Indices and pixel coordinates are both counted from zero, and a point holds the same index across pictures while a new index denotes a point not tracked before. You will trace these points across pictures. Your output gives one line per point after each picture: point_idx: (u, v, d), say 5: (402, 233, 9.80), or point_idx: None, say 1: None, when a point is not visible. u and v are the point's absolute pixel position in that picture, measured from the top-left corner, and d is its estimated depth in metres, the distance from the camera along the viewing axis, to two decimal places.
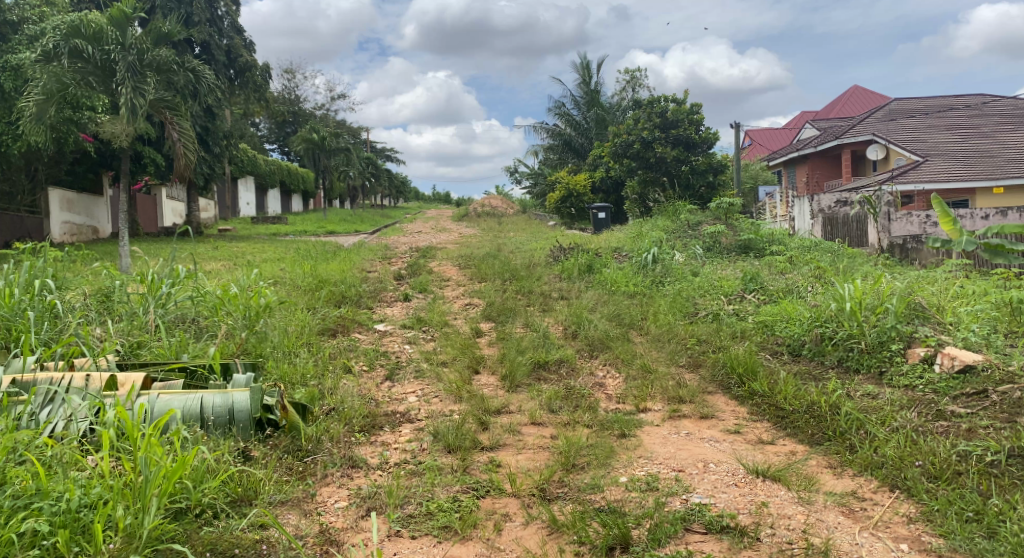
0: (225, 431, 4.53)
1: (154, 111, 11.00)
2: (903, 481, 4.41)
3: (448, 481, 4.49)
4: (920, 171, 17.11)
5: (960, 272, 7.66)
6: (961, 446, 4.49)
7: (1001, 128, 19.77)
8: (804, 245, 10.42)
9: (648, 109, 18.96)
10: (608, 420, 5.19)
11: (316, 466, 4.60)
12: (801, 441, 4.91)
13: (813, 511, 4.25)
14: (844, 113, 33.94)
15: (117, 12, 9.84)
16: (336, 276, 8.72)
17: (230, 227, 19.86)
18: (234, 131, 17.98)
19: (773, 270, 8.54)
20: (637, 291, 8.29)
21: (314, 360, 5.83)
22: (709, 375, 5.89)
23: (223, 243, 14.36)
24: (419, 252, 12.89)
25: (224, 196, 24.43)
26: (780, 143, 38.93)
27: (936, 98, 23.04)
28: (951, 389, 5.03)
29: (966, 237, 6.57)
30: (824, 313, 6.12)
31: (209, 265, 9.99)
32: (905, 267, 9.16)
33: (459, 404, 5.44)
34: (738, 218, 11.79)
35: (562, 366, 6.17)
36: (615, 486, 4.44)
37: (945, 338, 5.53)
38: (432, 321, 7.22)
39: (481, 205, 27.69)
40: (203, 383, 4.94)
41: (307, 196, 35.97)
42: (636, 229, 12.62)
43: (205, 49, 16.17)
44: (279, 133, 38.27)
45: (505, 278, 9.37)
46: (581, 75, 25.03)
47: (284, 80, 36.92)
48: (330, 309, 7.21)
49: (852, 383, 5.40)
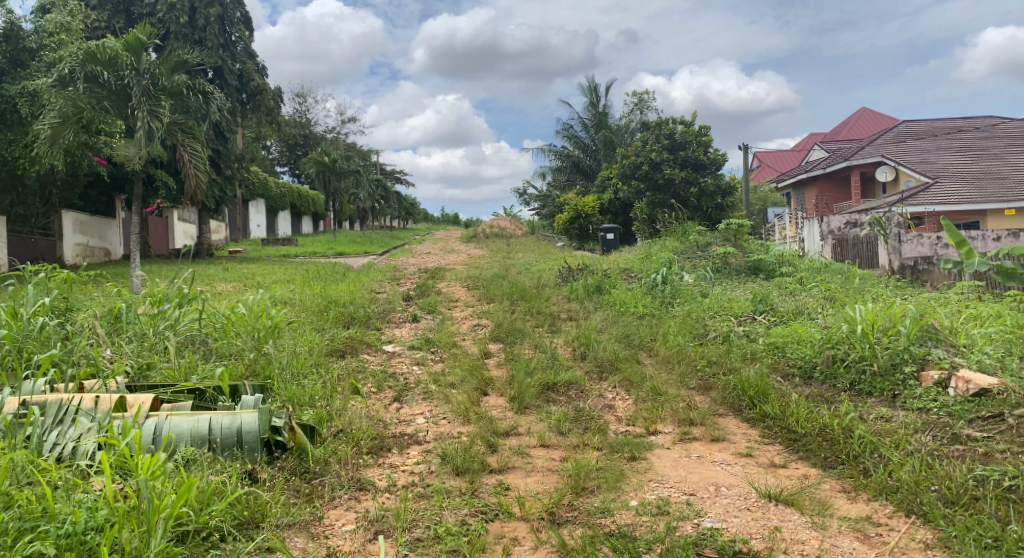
0: (233, 453, 4.50)
1: (166, 135, 11.07)
2: (919, 506, 4.33)
3: (456, 504, 4.45)
4: (930, 193, 17.03)
5: (972, 293, 7.58)
6: (978, 470, 4.43)
7: (1011, 150, 19.70)
8: (815, 266, 10.40)
9: (656, 131, 19.04)
10: (618, 442, 5.14)
11: (324, 488, 4.56)
12: (814, 465, 4.84)
13: (828, 536, 4.20)
14: (852, 135, 33.98)
15: (132, 39, 9.88)
16: (345, 297, 8.72)
17: (240, 248, 19.94)
18: (245, 154, 18.06)
19: (783, 291, 8.52)
20: (646, 312, 8.27)
21: (322, 382, 5.77)
22: (720, 397, 5.83)
23: (231, 265, 14.34)
24: (428, 272, 12.96)
25: (235, 218, 24.55)
26: (787, 165, 39.06)
27: (945, 119, 23.00)
28: (966, 413, 4.97)
29: (978, 258, 6.49)
30: (835, 335, 6.05)
31: (220, 286, 10.09)
32: (916, 289, 9.11)
33: (467, 425, 5.40)
34: (747, 239, 11.79)
35: (571, 388, 6.13)
36: (625, 510, 4.39)
37: (960, 360, 5.48)
38: (440, 341, 7.20)
39: (490, 225, 27.75)
40: (211, 405, 4.92)
41: (317, 217, 36.13)
42: (645, 250, 12.59)
43: (219, 74, 16.20)
44: (289, 156, 38.59)
45: (514, 299, 9.38)
46: (589, 97, 25.18)
47: (295, 104, 37.32)
48: (339, 330, 7.20)
49: (865, 406, 5.33)
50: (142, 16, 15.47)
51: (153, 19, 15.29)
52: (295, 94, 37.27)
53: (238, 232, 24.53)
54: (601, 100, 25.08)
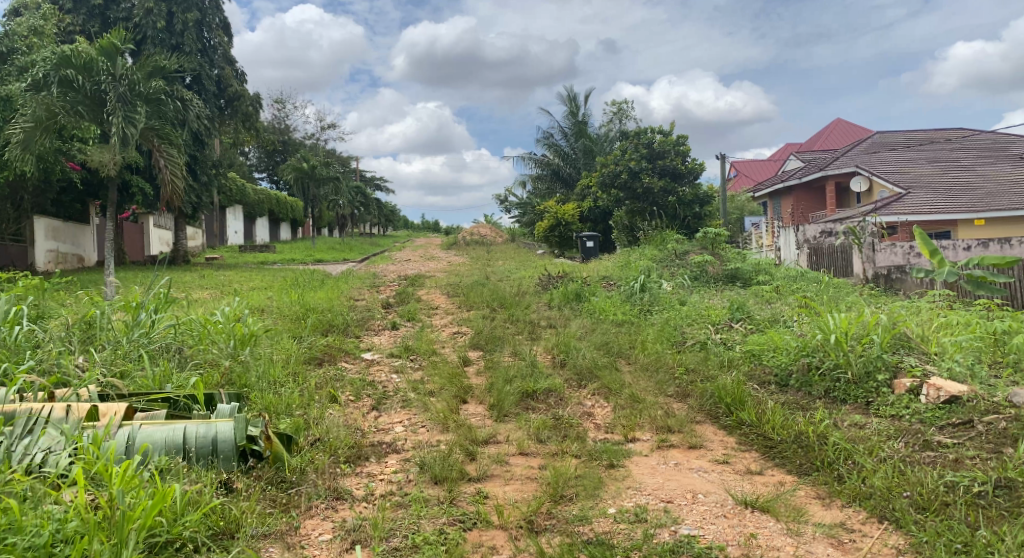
0: (208, 462, 4.47)
1: (142, 140, 10.99)
2: (891, 513, 4.38)
3: (434, 513, 4.45)
4: (904, 203, 17.24)
5: (943, 302, 7.68)
6: (949, 477, 4.50)
7: (981, 161, 20.03)
8: (790, 275, 10.50)
9: (635, 140, 19.17)
10: (596, 450, 5.16)
11: (300, 497, 4.54)
12: (789, 472, 4.89)
13: (803, 542, 4.24)
14: (827, 146, 34.36)
15: (108, 43, 9.82)
16: (323, 304, 8.68)
17: (217, 255, 19.80)
18: (222, 160, 17.95)
19: (759, 299, 8.60)
20: (625, 320, 8.32)
21: (300, 390, 5.75)
22: (697, 405, 5.87)
23: (209, 272, 14.21)
24: (407, 279, 12.96)
25: (212, 224, 24.34)
26: (763, 175, 39.42)
27: (917, 130, 23.33)
28: (937, 419, 5.04)
29: (949, 268, 6.66)
30: (810, 343, 6.09)
31: (196, 293, 10.02)
32: (889, 297, 9.22)
33: (446, 433, 5.41)
34: (724, 248, 11.89)
35: (551, 396, 6.15)
36: (603, 518, 4.42)
37: (931, 369, 5.56)
38: (419, 349, 7.19)
39: (470, 233, 27.73)
40: (185, 413, 4.89)
41: (295, 224, 35.93)
42: (624, 258, 12.64)
43: (196, 80, 16.11)
44: (267, 163, 38.41)
45: (494, 306, 9.39)
46: (569, 105, 25.26)
47: (274, 110, 37.13)
48: (316, 337, 7.16)
49: (840, 413, 5.39)
50: (118, 20, 15.37)
51: (128, 23, 15.18)
52: (273, 100, 37.09)
53: (215, 238, 24.35)
54: (580, 109, 25.16)
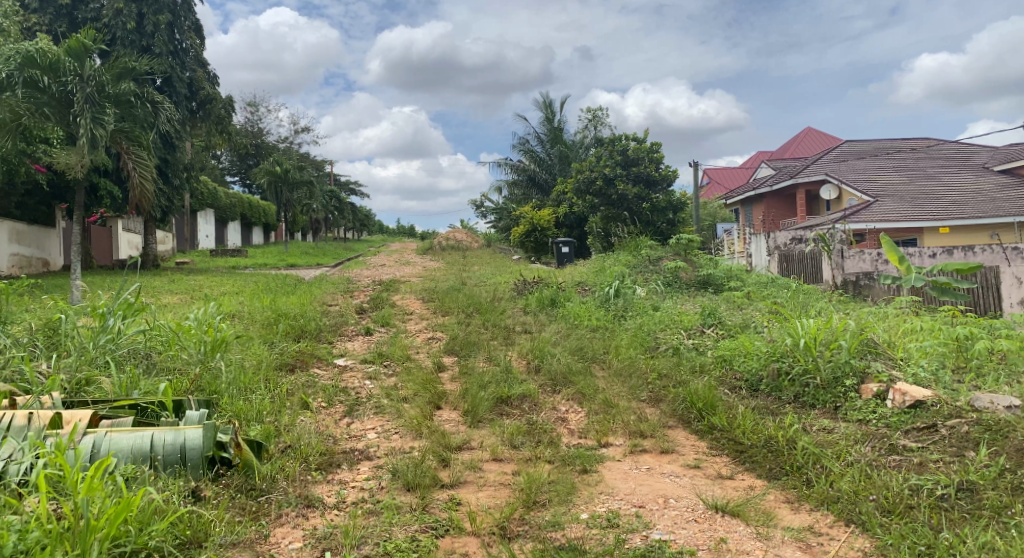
0: (176, 470, 4.44)
1: (111, 142, 10.89)
2: (858, 516, 4.45)
3: (406, 520, 4.45)
4: (872, 211, 17.48)
5: (909, 308, 7.80)
6: (913, 480, 4.57)
7: (946, 170, 20.38)
8: (761, 281, 10.61)
9: (610, 147, 19.29)
10: (570, 455, 5.19)
11: (270, 505, 4.52)
12: (759, 476, 4.95)
13: (771, 546, 4.29)
14: (798, 154, 34.76)
15: (76, 44, 9.72)
16: (295, 309, 8.63)
17: (187, 259, 19.60)
18: (194, 163, 17.79)
19: (730, 305, 8.69)
20: (599, 325, 8.36)
21: (271, 397, 5.73)
22: (670, 409, 5.91)
23: (179, 277, 14.07)
24: (382, 285, 12.92)
25: (182, 227, 24.09)
26: (736, 182, 39.78)
27: (885, 140, 23.68)
28: (902, 424, 5.13)
29: (915, 275, 6.81)
30: (780, 348, 6.16)
31: (165, 298, 9.92)
32: (857, 303, 9.35)
33: (419, 440, 5.40)
34: (697, 254, 12.00)
35: (525, 401, 6.17)
36: (576, 524, 4.44)
37: (897, 374, 5.65)
38: (393, 355, 7.18)
39: (446, 238, 27.69)
40: (153, 420, 4.84)
41: (268, 228, 35.68)
42: (599, 264, 12.70)
43: (168, 82, 15.96)
44: (240, 166, 38.15)
45: (469, 311, 9.40)
46: (544, 112, 25.33)
47: (246, 113, 36.88)
48: (288, 343, 7.12)
49: (809, 418, 5.46)
50: (86, 20, 15.20)
51: (98, 24, 15.02)
52: (246, 103, 36.85)
53: (186, 242, 24.10)
54: (556, 115, 25.25)
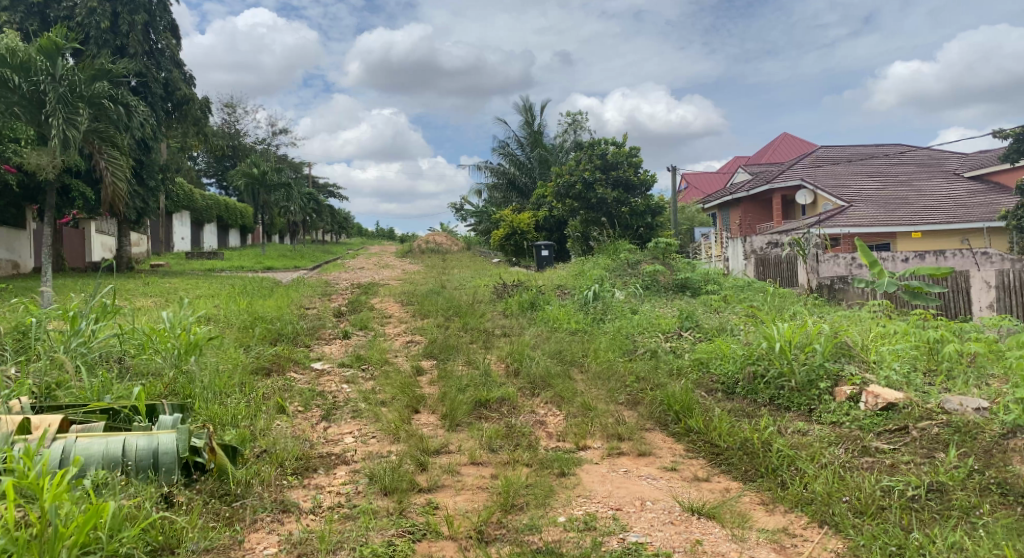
0: (148, 476, 4.40)
1: (83, 142, 10.80)
2: (830, 517, 4.50)
3: (383, 525, 4.44)
4: (847, 216, 17.65)
5: (882, 311, 7.89)
6: (885, 481, 4.63)
7: (918, 176, 20.64)
8: (738, 285, 10.68)
9: (589, 151, 19.36)
10: (548, 458, 5.20)
11: (245, 510, 4.49)
12: (734, 478, 4.99)
13: (746, 548, 4.33)
14: (775, 160, 35.04)
15: (47, 43, 9.61)
16: (272, 313, 8.58)
17: (162, 262, 19.41)
18: (169, 165, 17.64)
19: (708, 308, 8.75)
20: (578, 328, 8.38)
21: (246, 401, 5.70)
22: (647, 412, 5.94)
23: (153, 280, 13.94)
24: (360, 288, 12.88)
25: (157, 229, 23.87)
26: (713, 187, 40.05)
27: (860, 145, 23.95)
28: (875, 426, 5.19)
29: (888, 279, 6.91)
30: (756, 351, 6.21)
31: (139, 301, 9.82)
32: (832, 307, 9.44)
33: (397, 444, 5.39)
34: (675, 258, 12.07)
35: (504, 405, 6.18)
36: (553, 527, 4.46)
37: (870, 377, 5.72)
38: (371, 359, 7.16)
39: (425, 240, 27.65)
40: (125, 425, 4.79)
41: (245, 230, 35.44)
42: (578, 267, 12.74)
43: (142, 82, 15.79)
44: (217, 167, 37.89)
45: (449, 315, 9.39)
46: (524, 115, 25.37)
47: (223, 114, 36.64)
48: (265, 347, 7.08)
49: (784, 420, 5.51)
50: (59, 19, 15.02)
51: (70, 23, 14.85)
52: (224, 104, 36.60)
53: (161, 244, 23.86)
54: (536, 119, 25.29)
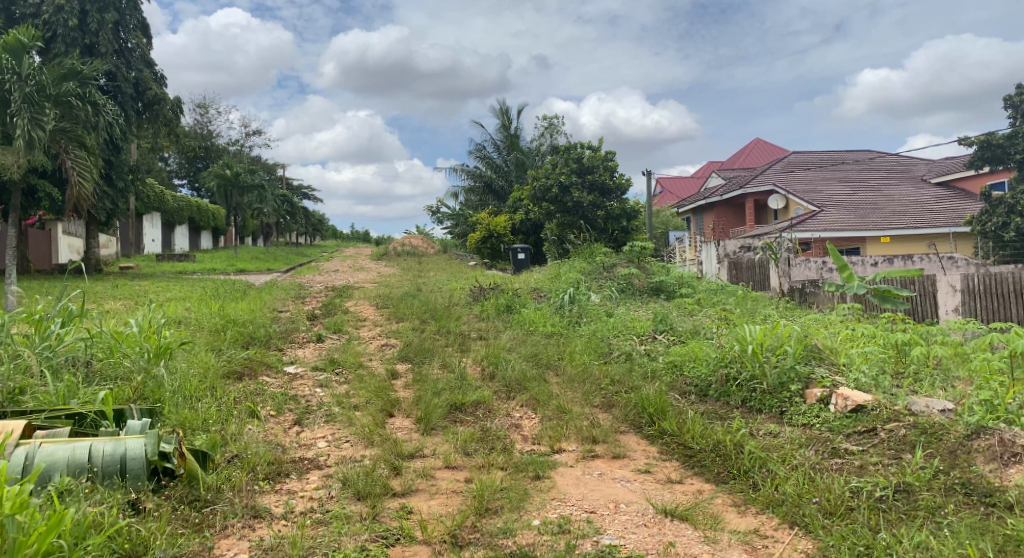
0: (115, 482, 4.35)
1: (50, 142, 10.71)
2: (801, 518, 4.55)
3: (356, 530, 4.42)
4: (818, 220, 17.85)
5: (852, 315, 7.99)
6: (854, 483, 4.69)
7: (887, 181, 20.94)
8: (711, 288, 10.77)
9: (565, 155, 19.41)
10: (523, 461, 5.20)
11: (215, 516, 4.46)
12: (707, 480, 5.03)
13: (718, 549, 4.36)
14: (748, 165, 35.37)
15: (14, 40, 9.57)
16: (245, 316, 8.52)
17: (131, 264, 19.17)
18: (140, 166, 17.42)
19: (681, 311, 8.82)
20: (554, 331, 8.41)
21: (217, 405, 5.65)
22: (622, 415, 5.97)
23: (122, 282, 13.78)
24: (334, 290, 12.82)
25: (127, 231, 23.57)
26: (688, 192, 40.34)
27: (831, 151, 24.25)
28: (844, 427, 5.25)
29: (858, 283, 6.99)
30: (728, 354, 6.27)
31: (108, 304, 9.70)
32: (804, 310, 9.54)
33: (371, 448, 5.38)
34: (649, 261, 12.14)
35: (479, 408, 6.18)
36: (527, 530, 4.46)
37: (839, 379, 5.79)
38: (345, 362, 7.13)
39: (401, 243, 27.57)
40: (91, 430, 4.73)
41: (218, 232, 35.13)
42: (554, 270, 12.76)
43: (112, 81, 15.59)
44: (188, 168, 37.54)
45: (424, 318, 9.38)
46: (500, 119, 25.39)
47: (196, 114, 36.33)
48: (237, 350, 7.01)
49: (755, 422, 5.56)
50: (25, 16, 14.80)
51: (38, 20, 14.64)
52: (196, 104, 36.29)
53: (131, 246, 23.54)
54: (512, 122, 25.33)
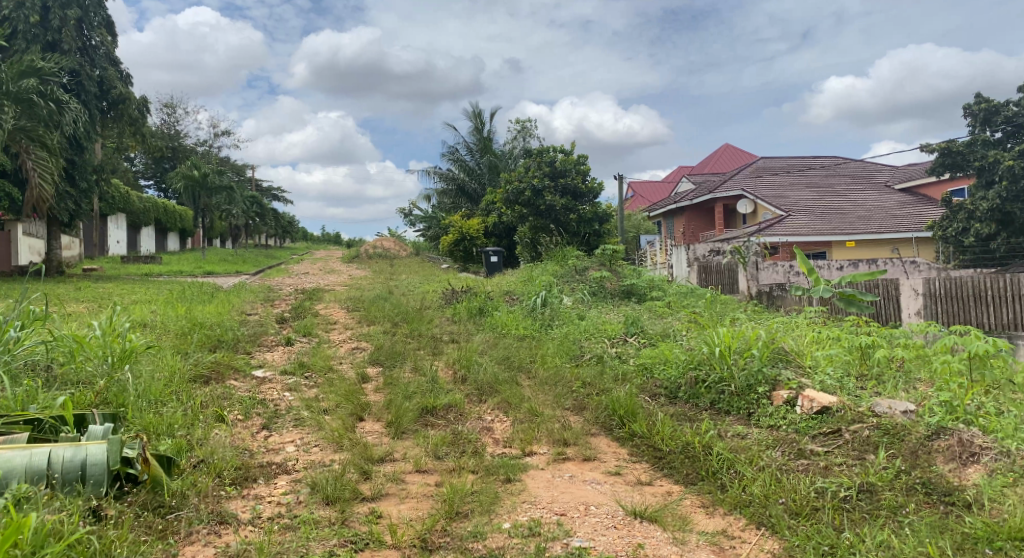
0: (75, 488, 4.29)
1: (10, 140, 10.80)
2: (767, 518, 4.59)
3: (324, 535, 4.40)
4: (785, 225, 18.05)
5: (818, 318, 8.10)
6: (819, 483, 4.74)
7: (853, 187, 21.24)
8: (682, 291, 10.85)
9: (538, 158, 19.45)
10: (494, 465, 5.20)
11: (179, 523, 4.42)
12: (676, 481, 5.07)
13: (686, 551, 4.39)
14: (718, 170, 35.67)
15: None
16: (212, 319, 8.44)
17: (95, 266, 18.88)
18: (104, 166, 17.18)
19: (652, 314, 8.87)
20: (526, 334, 8.42)
21: (183, 409, 5.58)
22: (593, 417, 5.99)
23: (86, 284, 13.57)
24: (304, 293, 12.73)
25: (91, 232, 23.20)
26: (659, 196, 40.59)
27: (799, 157, 24.54)
28: (810, 429, 5.31)
29: (823, 286, 7.08)
30: (698, 356, 6.32)
31: (71, 307, 9.55)
32: (772, 313, 9.64)
33: (340, 452, 5.35)
34: (621, 264, 12.20)
35: (450, 411, 6.17)
36: (498, 533, 4.47)
37: (806, 382, 5.86)
38: (315, 366, 7.08)
39: (373, 246, 27.46)
40: (51, 436, 4.65)
41: (185, 233, 34.74)
42: (527, 273, 12.78)
43: (75, 78, 15.35)
44: (155, 169, 37.10)
45: (395, 321, 9.36)
46: (473, 122, 25.39)
47: (163, 114, 35.93)
48: (204, 354, 6.94)
49: (724, 424, 5.61)
50: None
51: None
52: (163, 104, 35.89)
53: (95, 248, 23.16)
54: (485, 125, 25.35)
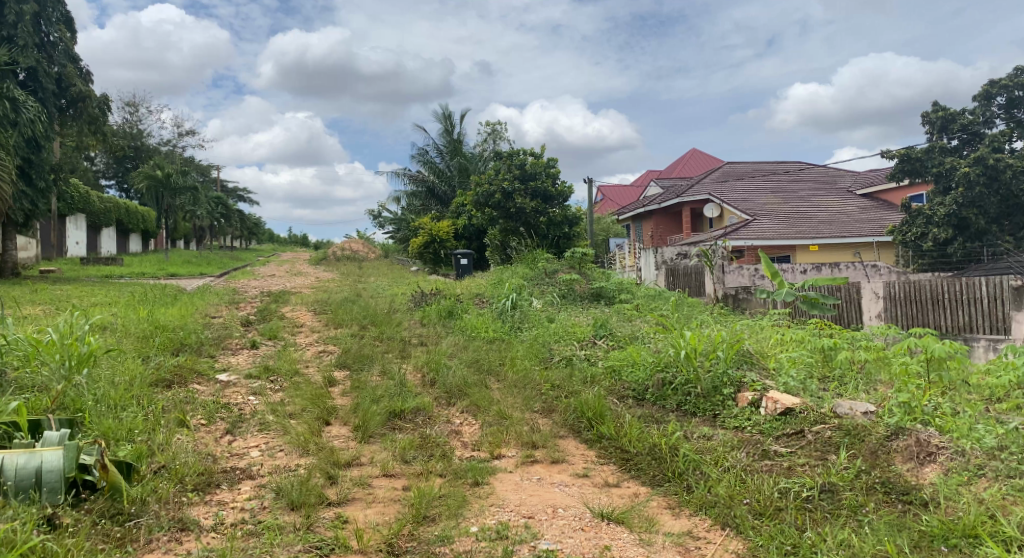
0: (29, 496, 4.23)
1: None
2: (732, 519, 4.63)
3: (289, 540, 4.36)
4: (751, 228, 18.23)
5: (783, 320, 8.18)
6: (783, 484, 4.79)
7: (817, 192, 21.53)
8: (649, 294, 10.91)
9: (507, 161, 19.45)
10: (462, 468, 5.19)
11: (139, 530, 4.35)
12: (643, 483, 5.09)
13: (652, 552, 4.42)
14: (687, 174, 35.96)
15: None
16: (175, 322, 8.31)
17: (53, 267, 18.51)
18: (63, 165, 16.86)
19: (621, 317, 8.91)
20: (495, 337, 8.42)
21: (143, 414, 5.49)
22: (561, 419, 6.00)
23: (43, 286, 13.30)
24: (271, 295, 12.59)
25: (50, 233, 22.75)
26: (628, 200, 40.80)
27: (765, 162, 24.83)
28: (774, 430, 5.37)
29: (786, 289, 7.16)
30: (665, 358, 6.36)
31: (27, 309, 9.35)
32: (738, 316, 9.73)
33: (306, 457, 5.30)
34: (590, 267, 12.23)
35: (418, 415, 6.14)
36: (465, 537, 4.46)
37: (770, 384, 5.91)
38: (281, 370, 7.00)
39: (341, 248, 27.26)
40: (5, 443, 4.57)
41: (148, 235, 34.23)
42: (497, 275, 12.76)
43: (33, 76, 15.05)
44: (117, 169, 36.51)
45: (363, 324, 9.29)
46: (443, 124, 25.33)
47: (125, 113, 35.38)
48: (166, 357, 6.83)
49: (690, 425, 5.64)
50: None
51: None
52: (126, 103, 35.34)
53: (54, 249, 22.71)
54: (454, 127, 25.30)
